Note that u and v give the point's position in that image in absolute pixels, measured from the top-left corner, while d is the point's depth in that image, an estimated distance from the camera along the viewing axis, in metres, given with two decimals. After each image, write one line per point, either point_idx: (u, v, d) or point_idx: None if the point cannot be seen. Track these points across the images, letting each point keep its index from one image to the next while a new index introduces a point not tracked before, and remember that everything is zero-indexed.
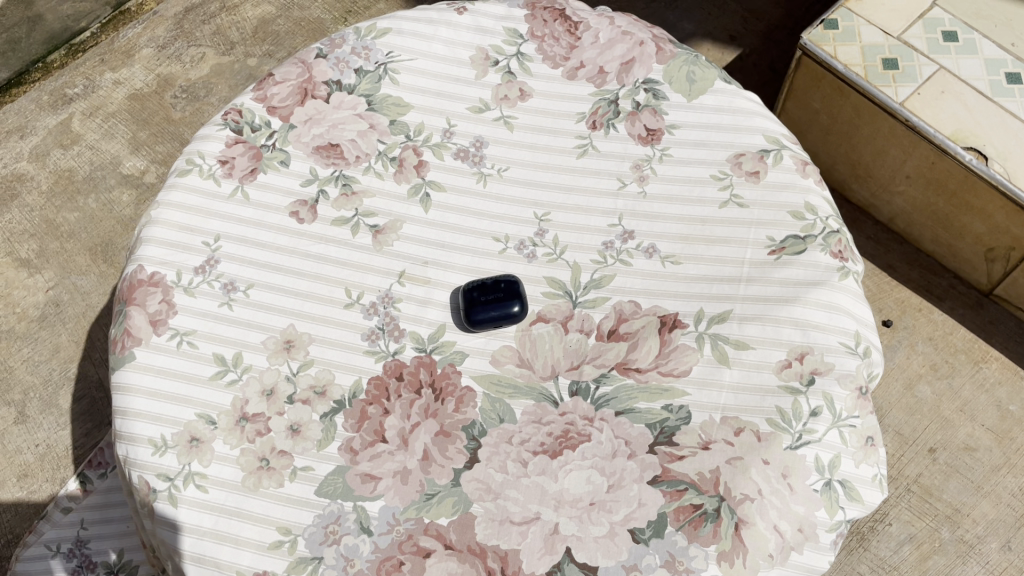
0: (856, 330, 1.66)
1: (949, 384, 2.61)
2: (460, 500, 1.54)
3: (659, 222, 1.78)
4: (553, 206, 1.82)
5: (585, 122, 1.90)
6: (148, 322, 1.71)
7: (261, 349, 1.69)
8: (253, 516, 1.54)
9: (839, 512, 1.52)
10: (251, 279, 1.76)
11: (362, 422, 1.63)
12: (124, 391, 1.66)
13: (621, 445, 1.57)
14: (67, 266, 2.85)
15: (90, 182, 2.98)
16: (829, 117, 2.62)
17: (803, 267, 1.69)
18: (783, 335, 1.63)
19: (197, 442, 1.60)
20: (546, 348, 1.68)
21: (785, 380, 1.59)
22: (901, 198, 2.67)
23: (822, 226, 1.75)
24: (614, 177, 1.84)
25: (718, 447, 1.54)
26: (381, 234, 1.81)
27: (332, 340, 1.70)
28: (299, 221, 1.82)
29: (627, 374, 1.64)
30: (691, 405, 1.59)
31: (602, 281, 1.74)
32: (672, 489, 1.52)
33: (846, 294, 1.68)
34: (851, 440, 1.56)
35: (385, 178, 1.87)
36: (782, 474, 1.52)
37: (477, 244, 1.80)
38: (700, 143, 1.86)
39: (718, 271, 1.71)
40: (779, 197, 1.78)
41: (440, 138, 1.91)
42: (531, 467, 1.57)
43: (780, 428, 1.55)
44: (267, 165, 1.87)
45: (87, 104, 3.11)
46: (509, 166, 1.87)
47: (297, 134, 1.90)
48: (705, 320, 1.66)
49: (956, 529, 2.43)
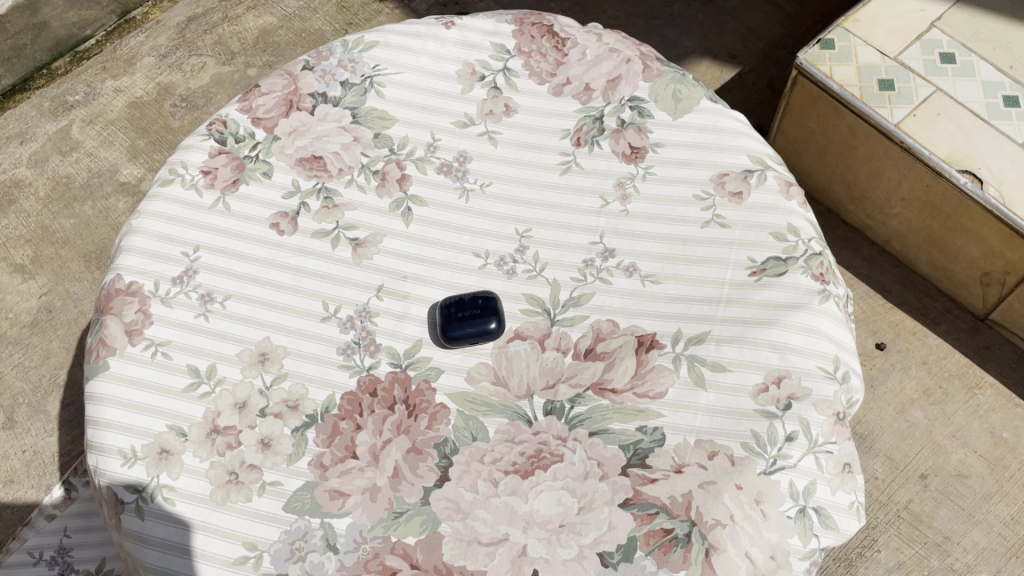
0: (836, 355, 1.63)
1: (942, 409, 2.58)
2: (428, 519, 1.52)
3: (640, 240, 1.76)
4: (535, 223, 1.81)
5: (569, 138, 1.89)
6: (123, 332, 1.70)
7: (236, 361, 1.68)
8: (220, 531, 1.53)
9: (813, 540, 1.48)
10: (229, 290, 1.75)
11: (333, 437, 1.61)
12: (96, 401, 1.65)
13: (593, 467, 1.55)
14: (61, 273, 2.86)
15: (87, 190, 2.99)
16: (825, 137, 2.60)
17: (783, 289, 1.67)
18: (761, 357, 1.60)
19: (167, 454, 1.59)
20: (522, 366, 1.66)
21: (762, 404, 1.56)
22: (897, 220, 2.64)
23: (804, 248, 1.73)
24: (597, 195, 1.82)
25: (691, 470, 1.52)
26: (360, 248, 1.80)
27: (308, 353, 1.69)
28: (279, 233, 1.81)
29: (603, 395, 1.62)
30: (666, 427, 1.57)
31: (580, 299, 1.72)
32: (643, 513, 1.50)
33: (827, 318, 1.66)
34: (827, 466, 1.53)
35: (367, 192, 1.86)
36: (755, 499, 1.49)
37: (457, 260, 1.79)
38: (685, 162, 1.84)
39: (699, 291, 1.69)
40: (762, 218, 1.76)
41: (423, 152, 1.90)
42: (501, 487, 1.55)
43: (755, 452, 1.53)
44: (250, 177, 1.87)
45: (88, 112, 3.13)
46: (492, 181, 1.86)
47: (280, 146, 1.90)
48: (683, 341, 1.64)
49: (946, 557, 2.39)
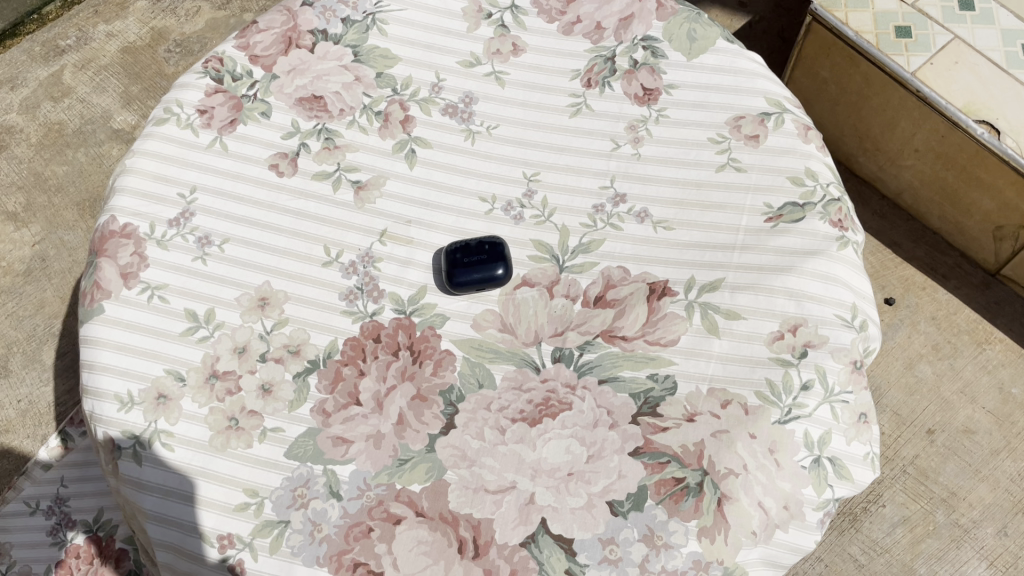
0: (853, 303, 1.57)
1: (950, 365, 2.54)
2: (434, 467, 1.48)
3: (652, 184, 1.70)
4: (543, 166, 1.75)
5: (580, 79, 1.82)
6: (119, 275, 1.66)
7: (235, 306, 1.64)
8: (219, 477, 1.49)
9: (827, 490, 1.45)
10: (227, 234, 1.70)
11: (336, 383, 1.57)
12: (91, 344, 1.62)
13: (603, 415, 1.50)
14: (54, 221, 2.79)
15: (79, 136, 2.91)
16: (838, 87, 2.54)
17: (800, 235, 1.61)
18: (777, 305, 1.55)
19: (164, 399, 1.56)
20: (530, 313, 1.61)
21: (777, 352, 1.51)
22: (909, 172, 2.59)
23: (822, 193, 1.66)
24: (607, 138, 1.76)
25: (703, 419, 1.47)
26: (363, 191, 1.74)
27: (309, 298, 1.65)
28: (278, 174, 1.75)
29: (613, 342, 1.57)
30: (678, 375, 1.52)
31: (590, 245, 1.66)
32: (653, 462, 1.45)
33: (845, 265, 1.59)
34: (843, 416, 1.49)
35: (370, 133, 1.80)
36: (769, 449, 1.45)
37: (462, 204, 1.73)
38: (699, 104, 1.77)
39: (712, 237, 1.63)
40: (779, 162, 1.69)
41: (427, 93, 1.83)
42: (508, 435, 1.50)
43: (770, 401, 1.48)
44: (248, 117, 1.81)
45: (80, 56, 3.03)
46: (499, 123, 1.80)
47: (279, 85, 1.83)
48: (696, 288, 1.59)
49: (951, 512, 2.36)
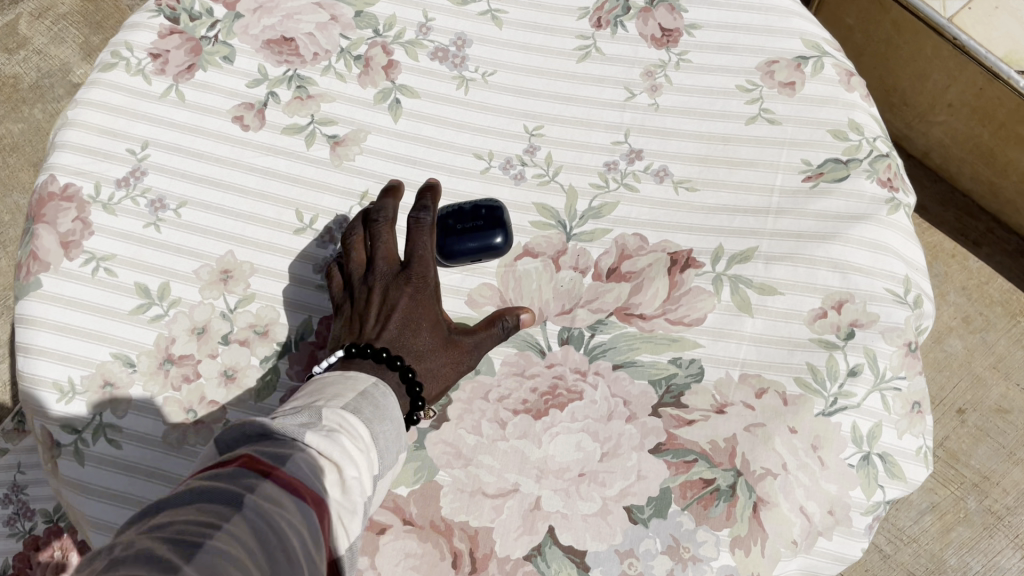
0: (906, 276, 1.37)
1: (982, 338, 2.35)
2: (423, 467, 1.27)
3: (672, 139, 1.48)
4: (547, 118, 1.52)
5: (588, 19, 1.59)
6: (58, 244, 1.44)
7: (192, 279, 1.42)
8: (171, 479, 1.32)
9: (878, 492, 1.26)
10: (183, 196, 1.48)
11: (309, 368, 1.38)
12: (27, 324, 1.40)
13: (618, 406, 1.30)
14: (9, 183, 2.56)
15: (36, 91, 2.66)
16: (863, 36, 2.31)
17: (844, 197, 1.40)
18: (819, 279, 1.34)
19: (110, 388, 1.35)
20: (533, 288, 1.40)
21: (818, 332, 1.31)
22: (939, 129, 2.37)
23: (868, 148, 1.45)
24: (620, 86, 1.54)
25: (735, 410, 1.28)
26: (341, 146, 1.52)
27: (278, 271, 1.43)
28: (243, 127, 1.53)
29: (629, 321, 1.36)
30: (704, 359, 1.32)
31: (601, 210, 1.45)
32: (678, 461, 1.26)
33: (896, 232, 1.38)
34: (894, 406, 1.30)
35: (348, 80, 1.56)
36: (812, 445, 1.26)
37: (455, 162, 1.51)
38: (725, 47, 1.55)
39: (742, 200, 1.42)
40: (818, 114, 1.47)
41: (414, 34, 1.60)
42: (509, 430, 1.29)
43: (812, 390, 1.28)
44: (208, 62, 1.57)
45: (36, 4, 2.75)
46: (496, 70, 1.57)
47: (244, 26, 1.59)
48: (725, 258, 1.38)
49: (984, 498, 2.19)
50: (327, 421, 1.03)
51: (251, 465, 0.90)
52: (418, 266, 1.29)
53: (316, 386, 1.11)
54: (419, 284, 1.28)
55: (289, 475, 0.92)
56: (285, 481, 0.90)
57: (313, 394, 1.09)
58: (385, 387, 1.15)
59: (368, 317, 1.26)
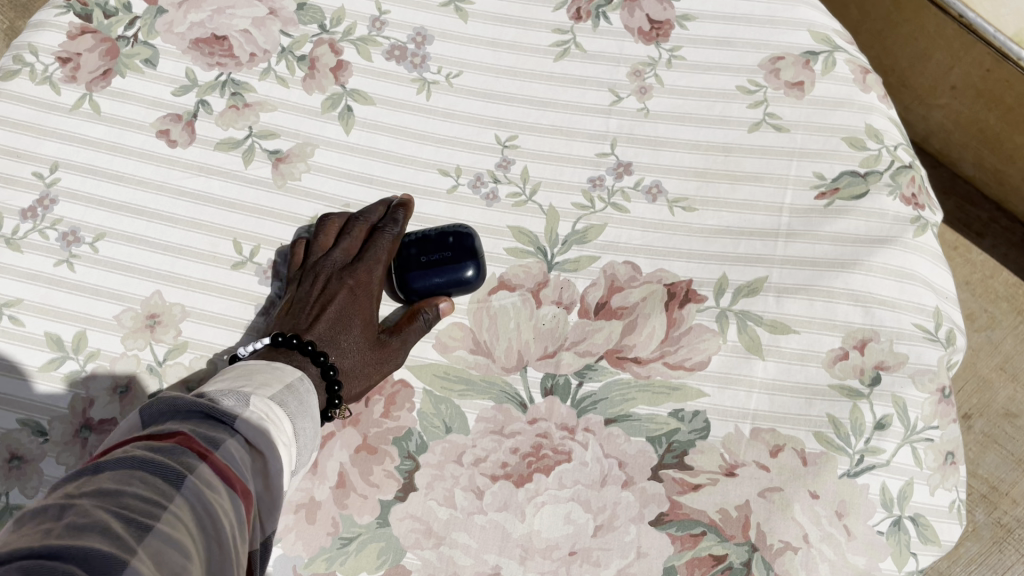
0: (937, 307, 1.19)
1: (988, 337, 2.21)
2: (388, 548, 1.10)
3: (665, 150, 1.29)
4: (522, 127, 1.33)
5: (566, 10, 1.39)
6: None
7: (114, 327, 1.22)
8: None
9: (910, 560, 1.10)
10: (100, 227, 1.26)
11: None
12: None
13: (612, 469, 1.14)
14: None
15: None
16: (860, 12, 2.12)
17: (863, 217, 1.22)
18: (838, 314, 1.17)
19: (18, 462, 1.16)
20: (511, 327, 1.21)
21: (839, 377, 1.15)
22: (941, 113, 2.20)
23: (889, 158, 1.27)
24: (605, 88, 1.34)
25: (748, 472, 1.12)
26: (284, 164, 1.30)
27: (215, 315, 1.23)
28: (170, 143, 1.31)
29: (622, 366, 1.19)
30: (710, 411, 1.15)
31: (587, 233, 1.26)
32: (684, 534, 1.10)
33: (924, 256, 1.21)
34: (927, 460, 1.13)
35: (291, 85, 1.35)
36: (836, 513, 1.10)
37: (417, 180, 1.30)
38: (723, 42, 1.35)
39: (748, 221, 1.24)
40: (832, 118, 1.29)
41: (366, 30, 1.38)
42: (487, 501, 1.12)
43: (835, 447, 1.12)
44: (126, 66, 1.34)
45: None
46: (461, 70, 1.36)
47: (168, 22, 1.36)
48: (730, 291, 1.20)
49: (993, 510, 2.07)
50: (253, 408, 0.93)
51: (187, 444, 0.81)
52: (368, 260, 1.21)
53: (241, 371, 1.01)
54: (363, 275, 1.20)
55: (223, 461, 0.83)
56: (221, 465, 0.82)
57: (239, 379, 0.99)
58: (309, 381, 1.06)
59: (305, 304, 1.18)
